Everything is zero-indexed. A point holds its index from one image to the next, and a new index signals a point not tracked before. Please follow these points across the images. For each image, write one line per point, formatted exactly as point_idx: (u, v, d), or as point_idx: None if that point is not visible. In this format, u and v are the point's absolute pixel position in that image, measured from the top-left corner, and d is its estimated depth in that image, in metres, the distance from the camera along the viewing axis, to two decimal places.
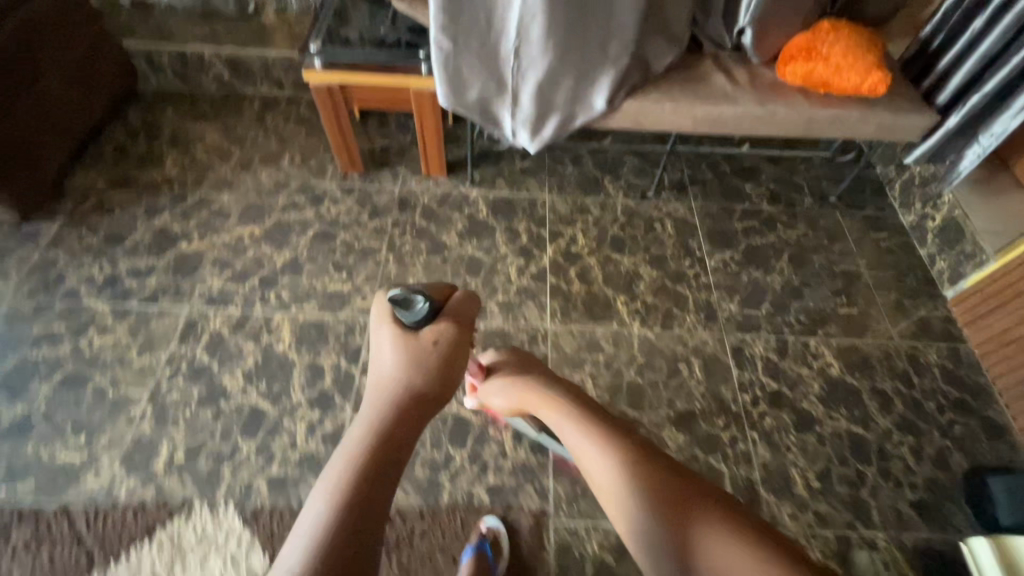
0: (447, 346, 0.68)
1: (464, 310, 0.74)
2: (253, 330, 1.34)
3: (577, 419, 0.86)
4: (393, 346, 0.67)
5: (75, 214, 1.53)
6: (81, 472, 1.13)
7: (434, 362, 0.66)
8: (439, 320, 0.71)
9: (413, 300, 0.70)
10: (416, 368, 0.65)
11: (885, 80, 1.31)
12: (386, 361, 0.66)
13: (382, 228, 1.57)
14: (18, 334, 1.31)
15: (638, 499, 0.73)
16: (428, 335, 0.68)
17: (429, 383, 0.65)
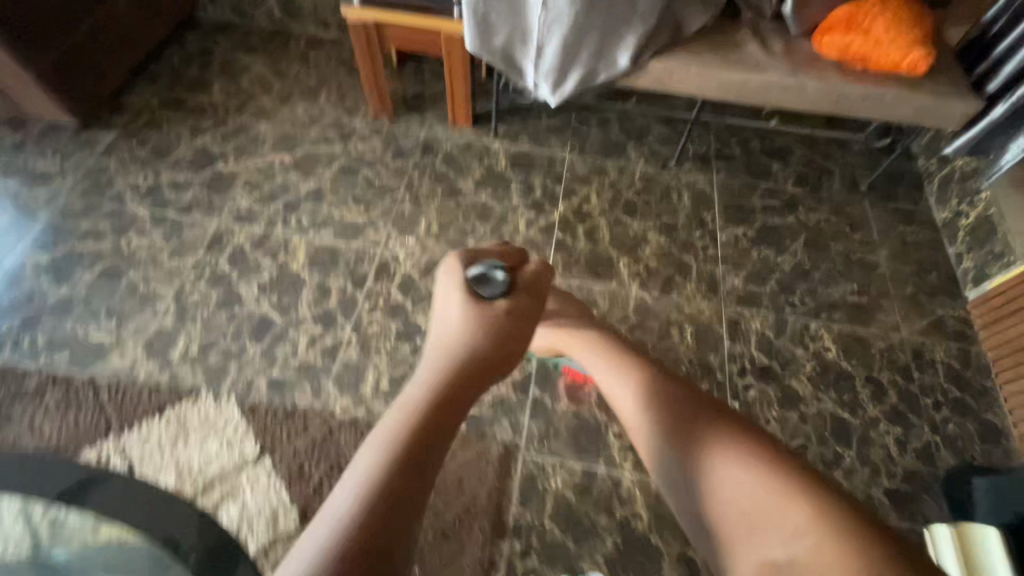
0: (513, 316, 0.72)
1: (534, 289, 0.78)
2: (272, 248, 1.44)
3: (611, 362, 0.96)
4: (462, 308, 0.71)
5: (128, 127, 1.66)
6: (109, 351, 1.26)
7: (500, 330, 0.70)
8: (507, 294, 0.74)
9: (489, 272, 0.74)
10: (483, 328, 0.69)
11: (927, 58, 1.25)
12: (454, 323, 0.70)
13: (403, 168, 1.62)
14: (69, 227, 1.45)
15: (658, 427, 0.80)
16: (501, 304, 0.72)
17: (494, 343, 0.68)
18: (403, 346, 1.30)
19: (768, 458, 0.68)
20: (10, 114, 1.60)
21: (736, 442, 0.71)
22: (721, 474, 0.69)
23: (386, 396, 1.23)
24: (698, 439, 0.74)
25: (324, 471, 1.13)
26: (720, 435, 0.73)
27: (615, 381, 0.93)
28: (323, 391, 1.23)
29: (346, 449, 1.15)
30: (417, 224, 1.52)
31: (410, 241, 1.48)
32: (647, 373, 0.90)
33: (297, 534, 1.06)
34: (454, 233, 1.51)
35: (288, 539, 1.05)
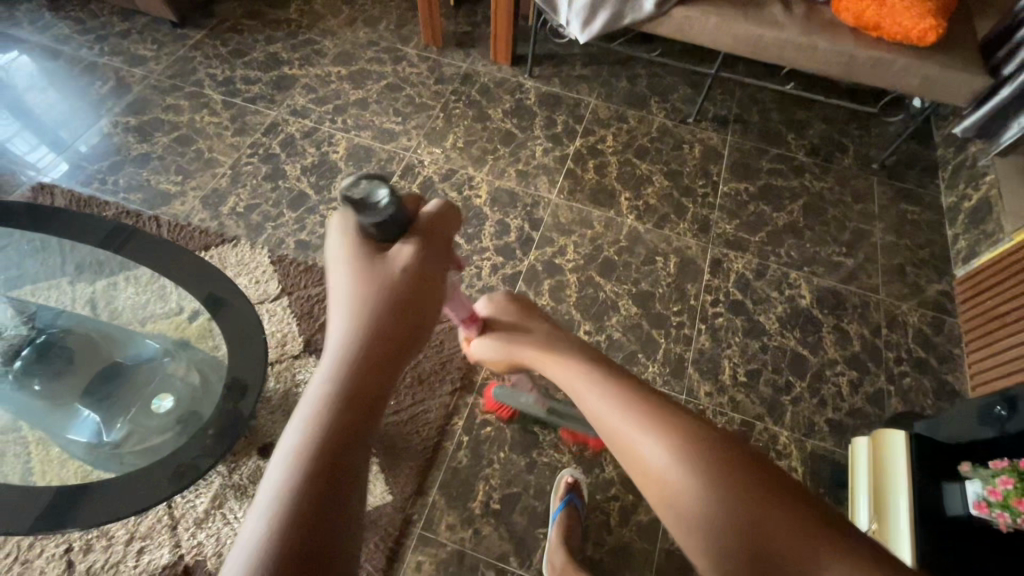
0: (425, 275, 0.45)
1: (447, 228, 0.49)
2: (318, 140, 1.65)
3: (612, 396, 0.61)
4: (349, 269, 0.44)
5: (215, 29, 1.91)
6: (173, 199, 1.50)
7: (409, 295, 0.43)
8: (409, 234, 0.47)
9: (376, 203, 0.46)
10: (388, 297, 0.43)
11: (936, 30, 1.31)
12: (340, 293, 0.44)
13: (442, 92, 1.80)
14: (154, 101, 1.71)
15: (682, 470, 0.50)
16: (401, 251, 0.45)
17: (406, 317, 0.42)
18: None
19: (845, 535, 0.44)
20: (122, 6, 1.88)
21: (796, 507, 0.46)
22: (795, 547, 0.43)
23: None
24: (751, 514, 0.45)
25: (329, 315, 1.31)
26: (783, 508, 0.45)
27: (618, 416, 0.59)
28: None
29: None
30: (445, 138, 1.69)
31: (437, 151, 1.66)
32: (654, 415, 0.56)
33: (298, 357, 1.25)
34: (476, 150, 1.67)
35: (291, 359, 1.24)
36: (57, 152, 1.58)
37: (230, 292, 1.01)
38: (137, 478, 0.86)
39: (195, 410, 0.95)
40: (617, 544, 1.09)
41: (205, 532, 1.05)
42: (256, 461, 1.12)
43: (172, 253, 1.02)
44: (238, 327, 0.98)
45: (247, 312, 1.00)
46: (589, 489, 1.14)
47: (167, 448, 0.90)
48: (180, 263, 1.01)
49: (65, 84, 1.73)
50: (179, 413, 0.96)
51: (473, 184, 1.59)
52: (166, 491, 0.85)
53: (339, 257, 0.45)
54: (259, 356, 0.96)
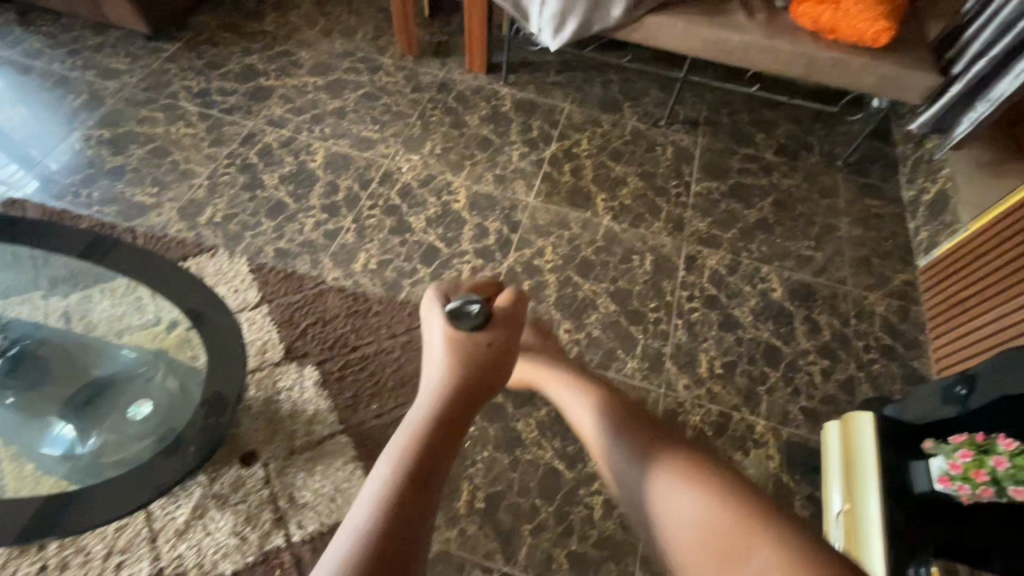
0: (497, 354, 0.66)
1: (517, 319, 0.70)
2: (296, 149, 1.66)
3: (591, 410, 0.85)
4: (445, 345, 0.66)
5: (190, 42, 1.91)
6: (149, 211, 1.49)
7: (488, 368, 0.65)
8: (493, 320, 0.68)
9: (466, 304, 0.67)
10: (468, 367, 0.64)
11: (888, 31, 1.38)
12: (434, 363, 0.66)
13: (419, 100, 1.82)
14: (128, 114, 1.70)
15: (630, 460, 0.71)
16: (482, 337, 0.66)
17: (480, 377, 0.64)
18: (393, 239, 1.49)
19: (744, 502, 0.58)
20: (94, 20, 1.87)
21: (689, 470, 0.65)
22: (696, 509, 0.60)
23: (372, 274, 1.42)
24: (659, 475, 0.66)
25: (310, 321, 1.31)
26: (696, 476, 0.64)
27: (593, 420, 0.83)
28: (319, 264, 1.42)
29: (331, 307, 1.34)
30: (423, 144, 1.71)
31: (415, 158, 1.67)
32: (618, 418, 0.80)
33: (279, 365, 1.24)
34: (454, 156, 1.69)
35: (272, 366, 1.24)
36: (28, 167, 1.56)
37: (217, 306, 1.01)
38: (111, 485, 0.87)
39: (173, 418, 0.95)
40: (601, 537, 1.10)
41: (185, 543, 1.03)
42: (237, 470, 1.11)
43: (158, 267, 1.02)
44: (224, 339, 0.99)
45: (233, 324, 1.01)
46: (572, 484, 1.15)
47: (141, 456, 0.90)
48: (157, 272, 1.02)
49: (36, 100, 1.71)
50: (158, 421, 0.96)
51: (452, 190, 1.61)
52: (138, 497, 0.86)
53: (437, 333, 0.68)
54: (243, 366, 0.97)
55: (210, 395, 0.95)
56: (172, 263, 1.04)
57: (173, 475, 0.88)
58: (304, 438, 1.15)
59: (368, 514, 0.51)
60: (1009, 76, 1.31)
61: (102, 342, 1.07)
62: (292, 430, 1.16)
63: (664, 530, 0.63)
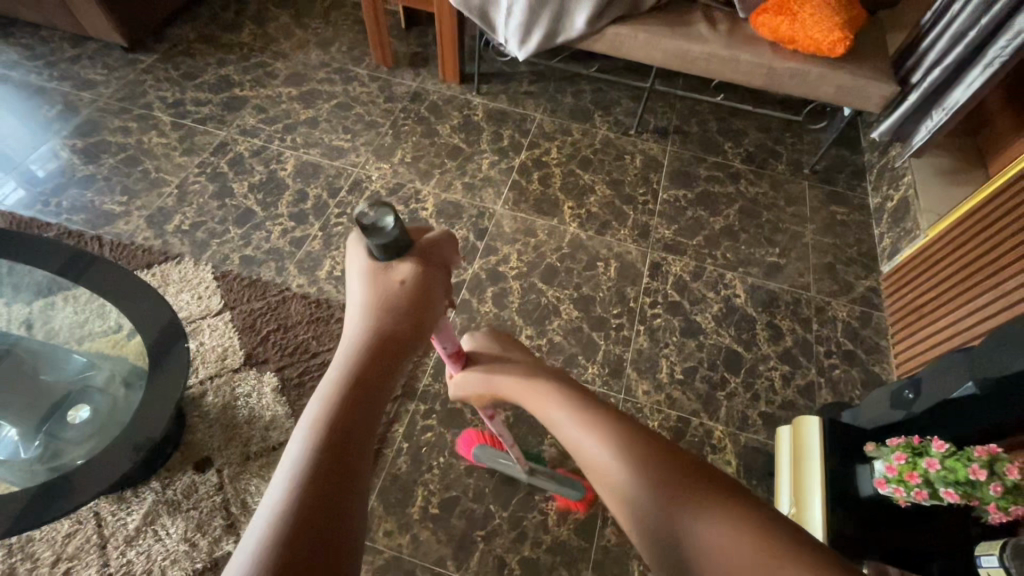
0: (424, 285, 0.53)
1: (443, 246, 0.56)
2: (267, 158, 1.68)
3: (578, 411, 0.60)
4: (359, 283, 0.52)
5: (167, 53, 1.94)
6: (117, 219, 1.50)
7: (413, 305, 0.52)
8: (410, 251, 0.53)
9: (379, 220, 0.50)
10: (390, 310, 0.51)
11: (845, 41, 1.40)
12: (353, 306, 0.52)
13: (392, 110, 1.85)
14: (102, 124, 1.72)
15: (635, 484, 0.47)
16: (402, 270, 0.52)
17: (405, 327, 0.51)
18: None
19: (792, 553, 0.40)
20: (72, 32, 1.90)
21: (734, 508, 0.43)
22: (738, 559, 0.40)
23: (336, 281, 1.43)
24: (681, 510, 0.44)
25: (271, 328, 1.32)
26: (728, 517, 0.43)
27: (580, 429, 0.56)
28: (284, 270, 1.43)
29: (293, 314, 1.35)
30: (394, 153, 1.73)
31: (385, 166, 1.69)
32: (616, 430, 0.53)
33: (239, 371, 1.25)
34: (424, 165, 1.71)
35: (231, 373, 1.24)
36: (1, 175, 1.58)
37: (169, 322, 0.98)
38: (27, 493, 0.85)
39: (106, 428, 0.95)
40: (555, 542, 1.10)
41: (134, 549, 1.03)
42: (190, 476, 1.11)
43: (121, 280, 1.01)
44: (166, 354, 0.96)
45: (181, 340, 0.98)
46: (527, 490, 1.15)
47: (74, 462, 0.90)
48: (105, 277, 1.01)
49: (12, 109, 1.74)
50: (101, 426, 0.96)
51: (420, 198, 1.63)
52: (56, 507, 0.83)
53: (354, 267, 0.54)
54: (183, 380, 0.95)
55: (144, 408, 0.92)
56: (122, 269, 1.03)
57: (93, 486, 0.85)
58: (260, 444, 1.16)
59: (288, 484, 0.38)
60: (962, 86, 1.33)
61: (59, 348, 1.09)
62: (248, 436, 1.16)
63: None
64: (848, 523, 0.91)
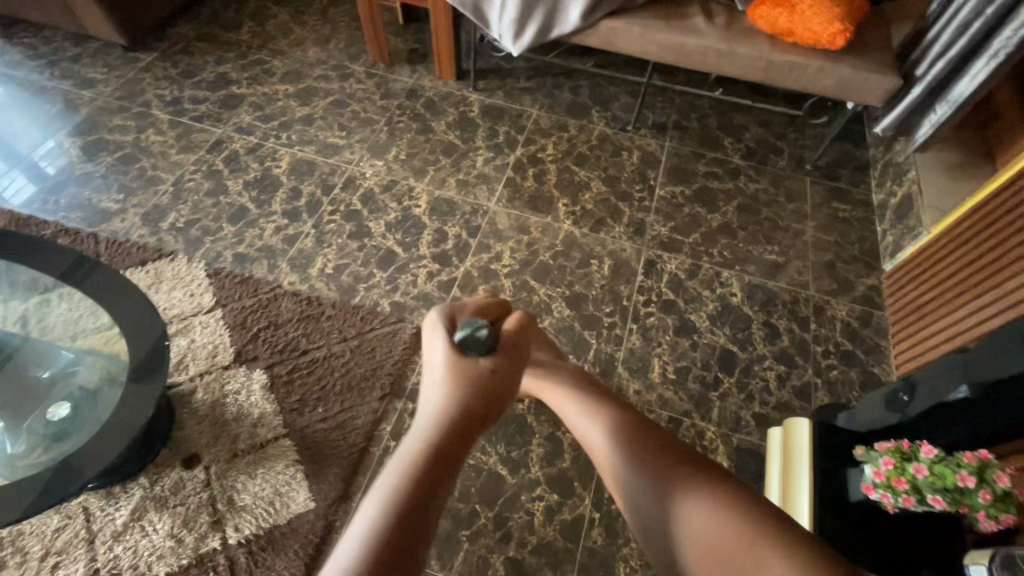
0: (506, 371, 0.57)
1: (525, 341, 0.62)
2: (262, 155, 1.68)
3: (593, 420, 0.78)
4: (447, 361, 0.57)
5: (166, 52, 1.95)
6: (113, 217, 1.52)
7: (495, 387, 0.56)
8: (498, 346, 0.59)
9: (476, 329, 0.58)
10: (474, 392, 0.54)
11: (844, 33, 1.37)
12: (437, 384, 0.56)
13: (387, 107, 1.84)
14: (101, 122, 1.74)
15: (637, 472, 0.68)
16: (487, 361, 0.57)
17: (485, 403, 0.54)
18: (352, 243, 1.50)
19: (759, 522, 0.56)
20: (73, 31, 1.92)
21: (723, 496, 0.60)
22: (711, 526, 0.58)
23: (328, 279, 1.42)
24: (677, 494, 0.63)
25: (261, 325, 1.32)
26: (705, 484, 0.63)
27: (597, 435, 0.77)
28: (276, 268, 1.44)
29: (284, 312, 1.35)
30: (388, 150, 1.72)
31: (379, 163, 1.68)
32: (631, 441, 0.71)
33: (228, 368, 1.25)
34: (418, 162, 1.70)
35: (221, 369, 1.25)
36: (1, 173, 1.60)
37: (157, 329, 1.00)
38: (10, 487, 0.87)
39: (82, 427, 0.97)
40: (540, 543, 1.09)
41: (121, 545, 1.04)
42: (179, 472, 1.12)
43: (119, 288, 1.02)
44: (146, 364, 0.96)
45: (168, 355, 0.99)
46: (513, 489, 1.14)
47: (54, 458, 0.92)
48: (92, 277, 1.02)
49: (14, 107, 1.76)
50: (82, 423, 0.98)
51: (413, 195, 1.62)
52: (21, 509, 0.86)
53: (440, 345, 0.59)
54: (158, 390, 0.95)
55: (115, 415, 0.93)
56: (109, 269, 1.05)
57: (55, 492, 0.87)
58: (248, 441, 1.16)
59: (376, 513, 0.45)
60: (968, 77, 1.29)
61: (38, 344, 1.10)
62: (236, 433, 1.17)
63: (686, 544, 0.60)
64: (841, 531, 0.91)
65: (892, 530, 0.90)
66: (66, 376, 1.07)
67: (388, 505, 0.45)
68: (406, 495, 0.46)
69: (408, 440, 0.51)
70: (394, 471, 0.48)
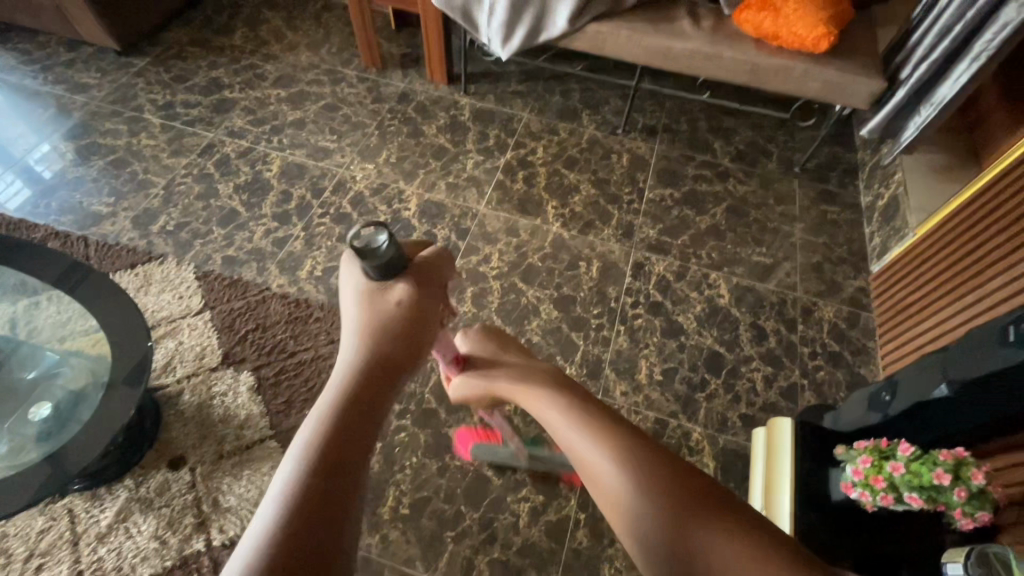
0: (421, 304, 0.57)
1: (439, 269, 0.61)
2: (253, 159, 1.69)
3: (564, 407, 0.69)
4: (357, 298, 0.56)
5: (160, 57, 1.96)
6: (104, 220, 1.52)
7: (410, 321, 0.55)
8: (406, 274, 0.58)
9: (376, 240, 0.56)
10: (389, 326, 0.54)
11: (829, 37, 1.38)
12: (348, 320, 0.55)
13: (379, 111, 1.85)
14: (94, 126, 1.75)
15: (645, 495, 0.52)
16: (399, 292, 0.56)
17: (403, 339, 0.53)
18: (341, 246, 1.50)
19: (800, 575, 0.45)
20: (67, 37, 1.93)
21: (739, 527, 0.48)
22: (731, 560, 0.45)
23: (317, 281, 1.43)
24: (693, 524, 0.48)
25: (249, 327, 1.33)
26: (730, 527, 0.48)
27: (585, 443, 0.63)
28: (265, 270, 1.44)
29: (272, 314, 1.36)
30: (378, 154, 1.73)
31: (369, 167, 1.69)
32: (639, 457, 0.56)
33: (216, 370, 1.26)
34: (408, 165, 1.71)
35: (208, 371, 1.25)
36: None
37: (140, 329, 1.01)
38: None
39: (64, 428, 0.97)
40: (525, 544, 1.09)
41: (106, 546, 1.04)
42: (164, 474, 1.12)
43: (107, 292, 1.03)
44: (126, 371, 0.97)
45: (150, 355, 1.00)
46: (499, 491, 1.14)
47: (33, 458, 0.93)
48: (75, 277, 1.03)
49: (7, 112, 1.77)
50: (63, 424, 0.98)
51: (403, 198, 1.63)
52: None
53: (348, 284, 0.58)
54: (136, 399, 0.95)
55: (97, 415, 0.94)
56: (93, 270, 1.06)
57: (30, 495, 0.87)
58: (234, 443, 1.16)
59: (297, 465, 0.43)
60: (951, 80, 1.30)
61: (24, 346, 1.11)
62: (222, 435, 1.17)
63: None
64: (821, 529, 0.94)
65: (867, 524, 0.93)
66: (49, 377, 1.07)
67: (310, 458, 0.43)
68: (326, 441, 0.44)
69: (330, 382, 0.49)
70: (314, 418, 0.46)
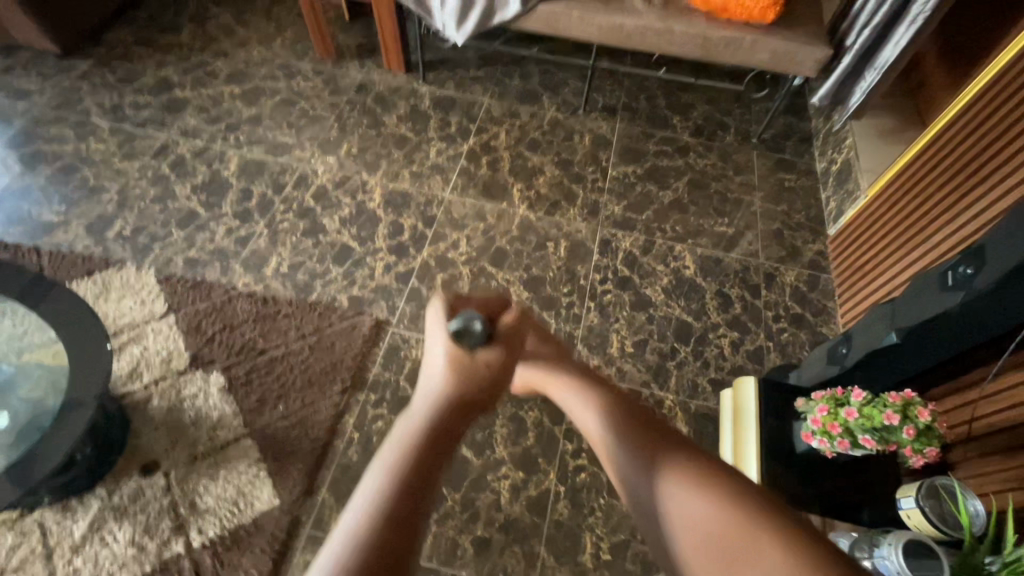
0: (503, 371, 0.53)
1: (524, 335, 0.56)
2: (210, 158, 1.65)
3: (603, 410, 0.64)
4: (443, 355, 0.52)
5: (104, 58, 1.89)
6: (56, 229, 1.48)
7: (487, 384, 0.52)
8: (498, 339, 0.53)
9: (470, 319, 0.52)
10: (469, 384, 0.51)
11: (773, 6, 1.44)
12: (430, 374, 0.52)
13: (337, 103, 1.82)
14: (38, 133, 1.68)
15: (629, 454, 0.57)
16: (484, 355, 0.52)
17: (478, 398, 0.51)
18: (306, 241, 1.48)
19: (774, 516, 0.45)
20: (2, 41, 1.84)
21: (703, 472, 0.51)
22: (698, 507, 0.48)
23: (284, 278, 1.41)
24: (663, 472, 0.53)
25: (217, 328, 1.31)
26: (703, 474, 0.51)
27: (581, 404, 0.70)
28: (229, 270, 1.42)
29: (239, 313, 1.33)
30: (339, 147, 1.70)
31: (330, 160, 1.67)
32: (625, 422, 0.60)
33: (184, 373, 1.23)
34: (370, 156, 1.69)
35: (177, 375, 1.23)
36: None
37: (96, 332, 0.99)
38: None
39: (23, 437, 0.95)
40: (507, 520, 1.11)
41: (81, 557, 1.02)
42: (137, 481, 1.10)
43: (60, 298, 1.01)
44: (83, 379, 0.95)
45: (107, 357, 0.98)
46: (479, 470, 1.15)
47: None
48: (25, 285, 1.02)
49: None
50: (20, 434, 0.96)
51: (367, 189, 1.61)
52: None
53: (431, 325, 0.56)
54: (94, 406, 0.94)
55: (58, 421, 0.92)
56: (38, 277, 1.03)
57: None
58: (208, 444, 1.15)
59: (369, 504, 0.41)
60: (894, 43, 1.34)
61: None
62: (195, 437, 1.15)
63: (676, 527, 0.49)
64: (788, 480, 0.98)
65: (831, 472, 0.97)
66: None
67: (387, 492, 0.42)
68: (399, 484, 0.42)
69: (404, 420, 0.48)
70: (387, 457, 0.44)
